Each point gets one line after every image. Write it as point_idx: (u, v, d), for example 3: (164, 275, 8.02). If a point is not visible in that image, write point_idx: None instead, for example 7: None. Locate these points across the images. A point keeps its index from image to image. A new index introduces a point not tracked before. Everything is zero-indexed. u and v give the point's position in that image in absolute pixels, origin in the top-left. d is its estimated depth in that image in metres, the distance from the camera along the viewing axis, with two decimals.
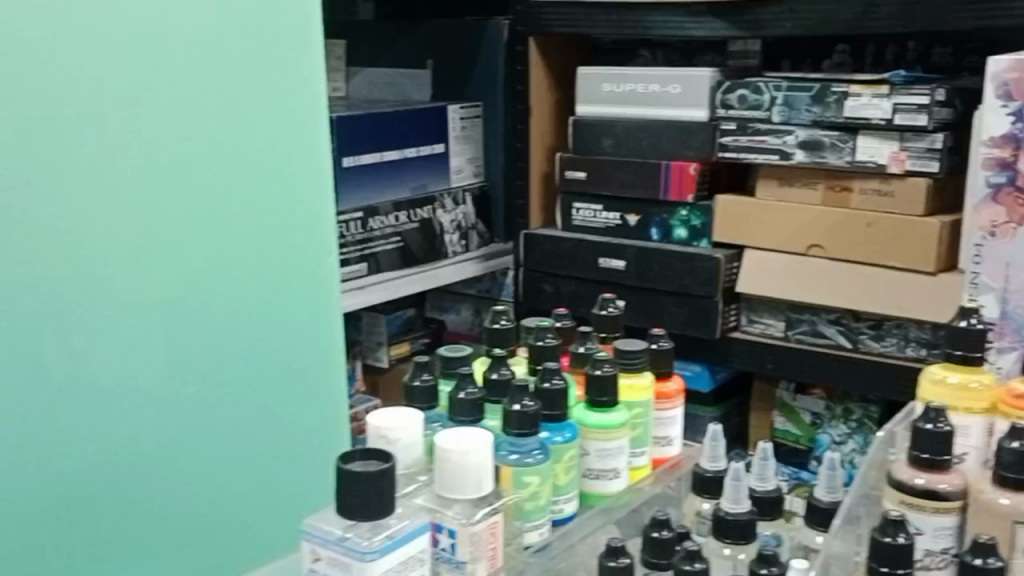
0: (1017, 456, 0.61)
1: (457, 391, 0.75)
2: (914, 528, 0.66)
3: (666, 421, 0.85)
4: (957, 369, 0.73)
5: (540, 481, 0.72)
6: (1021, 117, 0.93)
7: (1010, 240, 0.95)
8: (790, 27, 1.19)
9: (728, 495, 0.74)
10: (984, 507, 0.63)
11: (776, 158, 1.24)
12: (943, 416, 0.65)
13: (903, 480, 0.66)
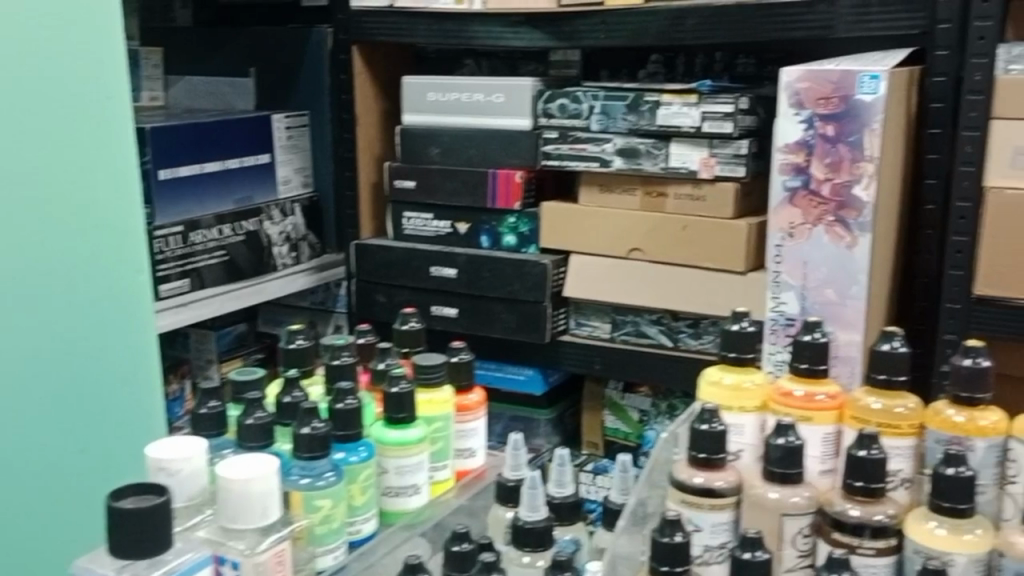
0: (782, 451, 0.72)
1: (246, 418, 0.80)
2: (695, 525, 0.75)
3: (465, 434, 0.95)
4: (732, 369, 0.83)
5: (331, 503, 0.78)
6: (811, 124, 1.00)
7: (805, 239, 1.02)
8: (602, 38, 1.23)
9: (525, 503, 0.79)
10: (757, 503, 0.74)
11: (596, 165, 1.27)
12: (717, 417, 0.75)
13: (683, 480, 0.75)
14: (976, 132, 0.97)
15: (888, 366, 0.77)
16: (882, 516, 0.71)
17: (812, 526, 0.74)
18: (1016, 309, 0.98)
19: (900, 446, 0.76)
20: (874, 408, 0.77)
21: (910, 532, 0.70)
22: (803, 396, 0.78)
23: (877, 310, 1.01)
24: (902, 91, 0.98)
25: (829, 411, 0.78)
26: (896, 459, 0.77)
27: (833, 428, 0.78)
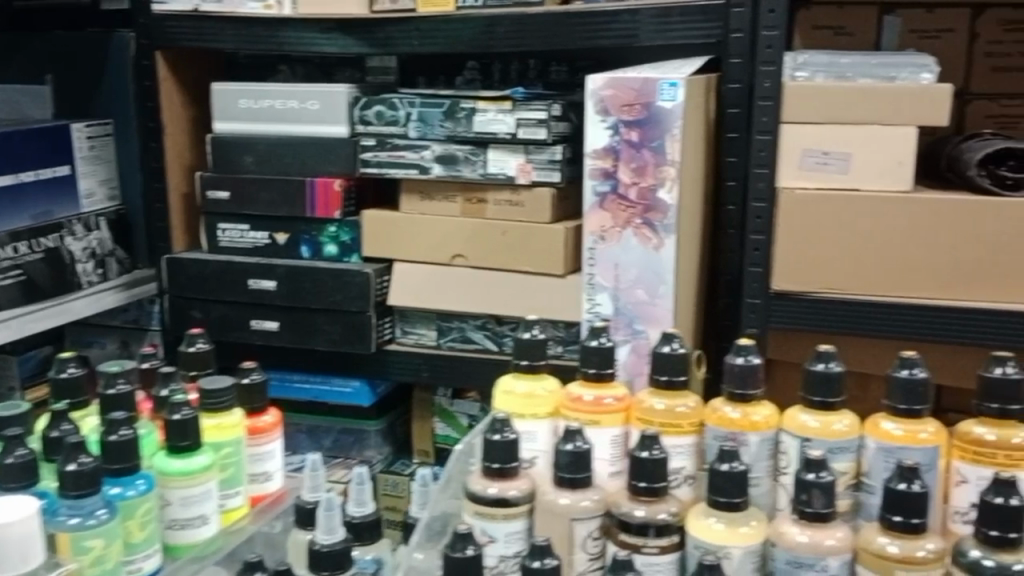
0: (571, 456, 0.78)
1: (5, 456, 0.77)
2: (489, 536, 0.79)
3: (262, 458, 0.96)
4: (523, 376, 0.90)
5: (104, 543, 0.75)
6: (617, 130, 1.03)
7: (616, 242, 1.05)
8: (416, 44, 1.23)
9: (322, 526, 0.81)
10: (546, 509, 0.80)
11: (415, 172, 1.27)
12: (508, 426, 0.79)
13: (478, 491, 0.80)
14: (767, 136, 1.03)
15: (668, 366, 0.85)
16: (665, 514, 0.77)
17: (601, 528, 0.80)
18: (809, 302, 1.03)
19: (681, 444, 0.84)
20: (656, 409, 0.84)
21: (695, 532, 0.76)
22: (592, 401, 0.85)
23: (683, 310, 1.06)
24: (700, 98, 1.03)
25: (616, 413, 0.85)
26: (678, 455, 0.84)
27: (620, 429, 0.85)
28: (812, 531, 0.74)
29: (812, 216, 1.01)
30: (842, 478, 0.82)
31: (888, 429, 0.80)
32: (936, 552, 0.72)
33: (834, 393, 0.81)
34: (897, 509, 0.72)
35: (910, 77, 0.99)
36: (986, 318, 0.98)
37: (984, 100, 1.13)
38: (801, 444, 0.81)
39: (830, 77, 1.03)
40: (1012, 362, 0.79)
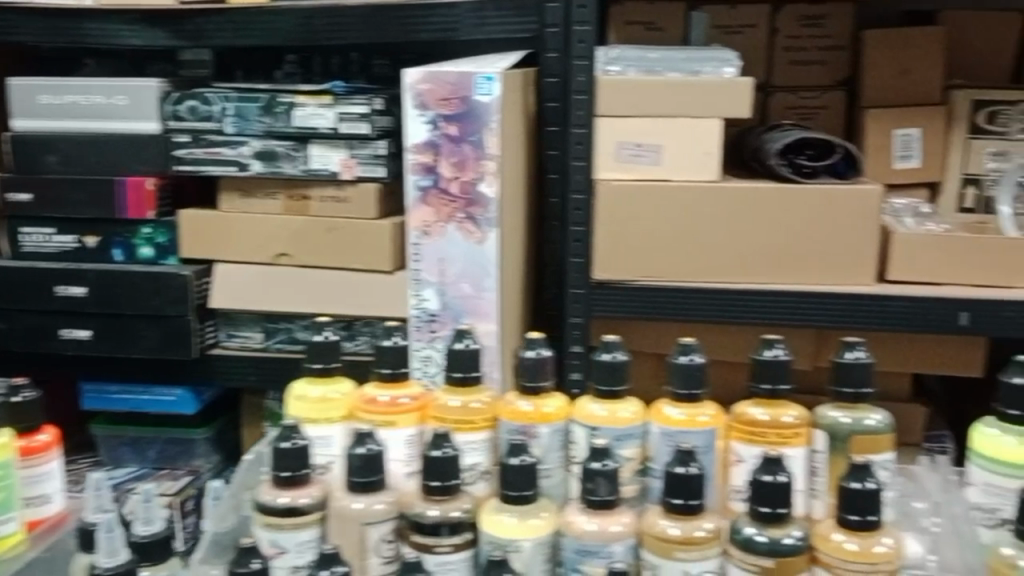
0: (363, 459, 0.80)
1: None
2: (280, 547, 0.80)
3: (39, 479, 0.94)
4: (317, 380, 0.90)
5: None
6: (436, 124, 1.02)
7: (439, 237, 1.05)
8: (229, 37, 1.19)
9: (104, 549, 0.82)
10: (339, 513, 0.82)
11: (234, 169, 1.22)
12: (299, 433, 0.81)
13: (268, 501, 0.80)
14: (583, 129, 1.04)
15: (463, 364, 0.87)
16: (458, 512, 0.80)
17: (395, 531, 0.82)
18: (630, 289, 1.06)
19: (475, 440, 0.86)
20: (452, 407, 0.86)
21: (489, 527, 0.79)
22: (387, 402, 0.87)
23: (507, 302, 1.07)
24: (517, 93, 1.05)
25: (411, 412, 0.87)
26: (472, 452, 0.86)
27: (415, 429, 0.87)
28: (600, 519, 0.78)
29: (627, 207, 1.04)
30: (629, 463, 0.85)
31: (670, 414, 0.84)
32: (713, 531, 0.76)
33: (619, 382, 0.85)
34: (677, 492, 0.75)
35: (714, 72, 1.04)
36: (760, 299, 1.03)
37: (783, 93, 1.19)
38: (589, 433, 0.85)
39: (641, 71, 1.05)
40: (782, 344, 0.83)
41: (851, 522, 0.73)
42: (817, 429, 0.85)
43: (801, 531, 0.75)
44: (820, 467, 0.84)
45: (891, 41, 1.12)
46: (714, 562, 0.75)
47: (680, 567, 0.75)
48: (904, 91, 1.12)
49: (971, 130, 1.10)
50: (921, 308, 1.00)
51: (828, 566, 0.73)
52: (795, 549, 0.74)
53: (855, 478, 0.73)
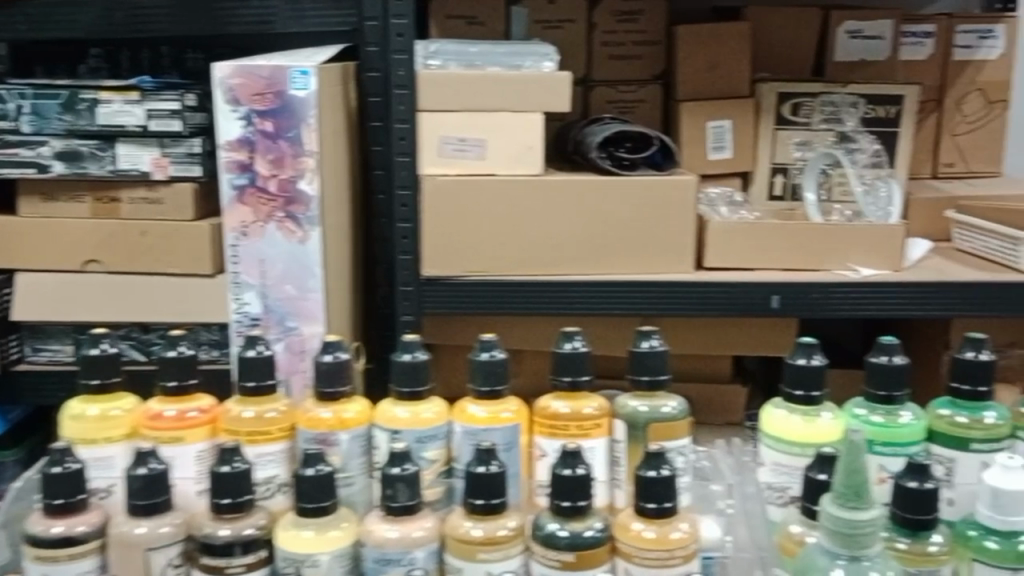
0: (142, 481, 0.74)
1: None
2: None
3: None
4: (95, 397, 0.84)
5: None
6: (250, 121, 0.98)
7: (259, 238, 1.00)
8: (24, 29, 1.10)
9: None
10: (121, 540, 0.75)
11: (33, 171, 1.14)
12: (70, 456, 0.75)
13: (39, 531, 0.75)
14: (406, 124, 1.02)
15: (256, 372, 0.81)
16: (251, 529, 0.75)
17: (182, 554, 0.76)
18: (459, 285, 1.05)
19: (270, 452, 0.81)
20: (244, 418, 0.81)
21: (288, 545, 0.75)
22: (174, 416, 0.81)
23: (334, 304, 1.04)
24: (335, 88, 1.03)
25: (201, 426, 0.82)
26: (266, 465, 0.81)
27: (205, 443, 0.82)
28: (400, 525, 0.74)
29: (452, 201, 1.03)
30: (432, 466, 0.81)
31: (472, 413, 0.80)
32: (517, 528, 0.73)
33: (422, 382, 0.81)
34: (479, 493, 0.72)
35: (534, 66, 1.04)
36: (584, 292, 1.05)
37: (603, 87, 1.21)
38: (391, 436, 0.80)
39: (461, 64, 1.05)
40: (580, 335, 0.81)
41: (648, 510, 0.71)
42: (616, 419, 0.81)
43: (601, 522, 0.72)
44: (621, 457, 0.81)
45: (703, 35, 1.15)
46: (516, 561, 0.73)
47: (483, 569, 0.72)
48: (715, 85, 1.16)
49: (778, 121, 1.16)
50: (736, 293, 1.04)
51: (627, 556, 0.71)
52: (597, 540, 0.71)
53: (650, 466, 0.71)
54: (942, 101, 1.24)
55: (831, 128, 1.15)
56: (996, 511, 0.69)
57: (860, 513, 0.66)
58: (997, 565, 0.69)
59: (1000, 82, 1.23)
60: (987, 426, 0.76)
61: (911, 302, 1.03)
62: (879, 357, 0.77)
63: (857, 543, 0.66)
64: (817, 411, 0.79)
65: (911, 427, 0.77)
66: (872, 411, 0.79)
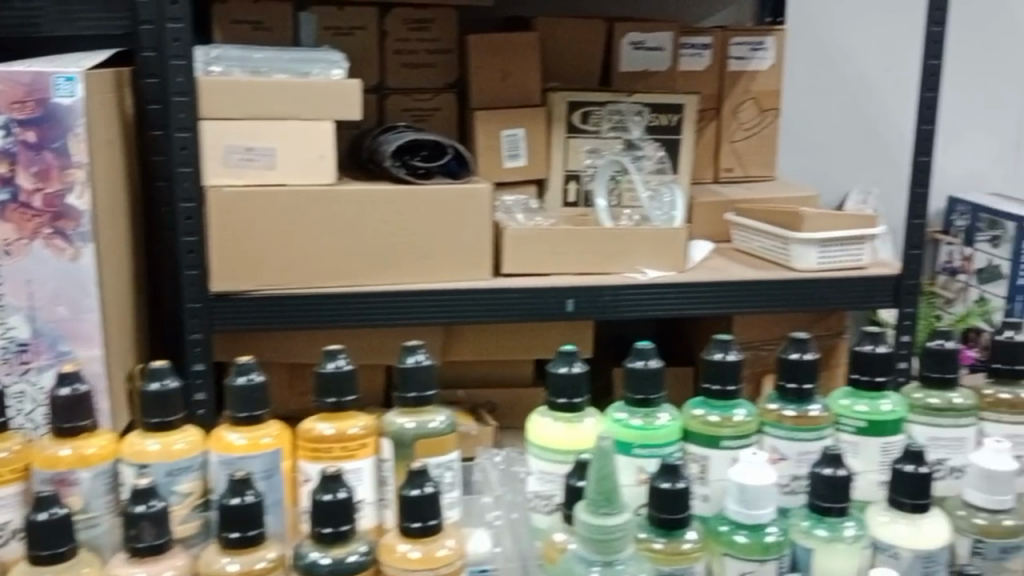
0: None
1: None
2: None
3: None
4: None
5: None
6: (9, 129, 0.90)
7: (24, 257, 0.92)
8: None
9: None
10: None
11: None
12: None
13: None
14: (187, 133, 0.96)
15: None
16: None
17: None
18: (251, 301, 1.01)
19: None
20: None
21: None
22: None
23: (113, 329, 0.98)
24: (106, 95, 0.96)
25: None
26: None
27: None
28: (147, 566, 0.63)
29: (241, 214, 0.99)
30: (187, 500, 0.71)
31: (230, 440, 0.72)
32: (276, 560, 0.64)
33: (173, 411, 0.72)
34: (233, 524, 0.63)
35: (322, 73, 1.01)
36: (383, 300, 1.03)
37: (398, 95, 1.20)
38: (138, 472, 0.71)
39: (245, 72, 1.01)
40: (345, 353, 0.74)
41: (412, 529, 0.64)
42: (384, 437, 0.75)
43: (365, 545, 0.65)
44: (388, 476, 0.75)
45: (492, 45, 1.16)
46: None
47: None
48: (508, 93, 1.17)
49: (569, 130, 1.18)
50: (532, 298, 1.06)
51: None
52: (360, 566, 0.64)
53: (414, 485, 0.64)
54: (720, 110, 1.31)
55: (619, 136, 1.19)
56: (742, 505, 0.67)
57: (610, 519, 0.63)
58: (747, 558, 0.67)
59: (771, 92, 1.31)
60: (738, 423, 0.73)
61: (695, 301, 1.09)
62: (634, 361, 0.73)
63: (611, 547, 0.63)
64: (580, 418, 0.74)
65: (667, 428, 0.73)
66: (631, 414, 0.74)
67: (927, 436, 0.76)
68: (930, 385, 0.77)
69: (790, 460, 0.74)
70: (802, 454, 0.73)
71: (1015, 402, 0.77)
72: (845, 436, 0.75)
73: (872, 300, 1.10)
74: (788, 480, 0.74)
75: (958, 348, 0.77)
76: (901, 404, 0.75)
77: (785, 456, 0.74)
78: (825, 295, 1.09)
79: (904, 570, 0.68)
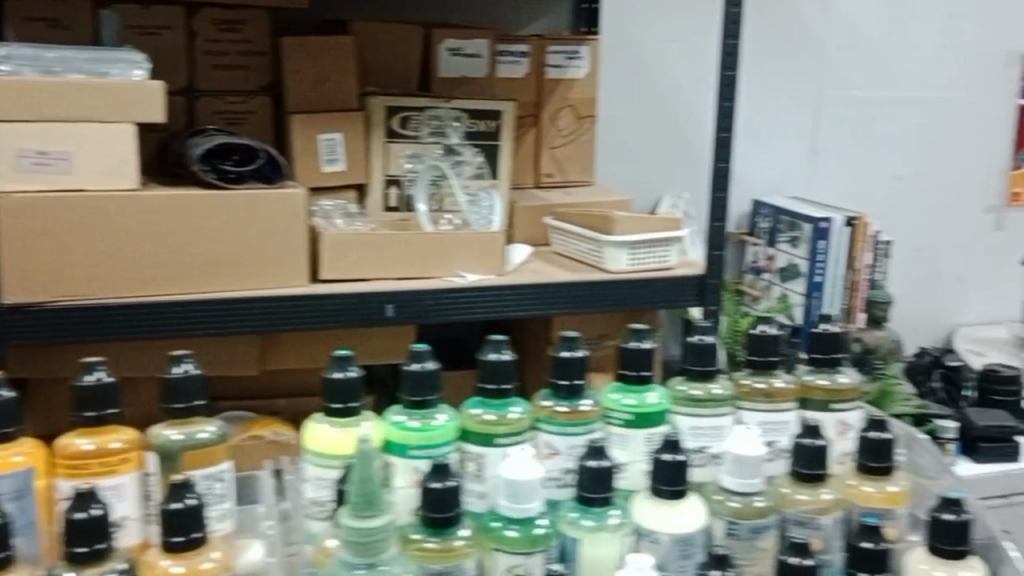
0: None
1: None
2: None
3: None
4: None
5: None
6: None
7: None
8: None
9: None
10: None
11: None
12: None
13: None
14: None
15: None
16: None
17: None
18: (47, 313, 0.96)
19: None
20: None
21: None
22: None
23: None
24: None
25: None
26: None
27: None
28: None
29: (36, 222, 0.94)
30: None
31: None
32: None
33: None
34: None
35: (122, 74, 0.97)
36: (193, 308, 1.00)
37: (209, 98, 1.16)
38: None
39: (37, 71, 0.95)
40: (104, 368, 0.80)
41: (175, 544, 0.72)
42: (150, 451, 0.82)
43: (122, 563, 0.71)
44: (153, 490, 0.82)
45: (306, 47, 1.15)
46: None
47: None
48: (324, 97, 1.15)
49: (388, 134, 1.18)
50: (349, 303, 1.05)
51: None
52: None
53: (175, 498, 0.72)
54: (539, 117, 1.34)
55: (438, 141, 1.20)
56: (511, 500, 0.77)
57: (368, 521, 0.74)
58: (516, 551, 0.77)
59: (587, 100, 1.35)
60: (511, 422, 0.84)
61: (514, 304, 1.10)
62: (410, 365, 0.82)
63: (371, 549, 0.74)
64: (356, 421, 0.83)
65: (442, 428, 0.82)
66: (409, 416, 0.83)
67: (690, 425, 0.87)
68: (693, 376, 0.90)
69: (562, 454, 0.85)
70: (571, 448, 0.85)
71: (769, 390, 0.90)
72: (615, 428, 0.86)
73: (679, 299, 1.15)
74: (558, 473, 0.85)
75: (714, 343, 0.90)
76: (666, 396, 0.88)
77: (558, 451, 0.85)
78: (638, 293, 1.13)
79: (663, 555, 0.79)
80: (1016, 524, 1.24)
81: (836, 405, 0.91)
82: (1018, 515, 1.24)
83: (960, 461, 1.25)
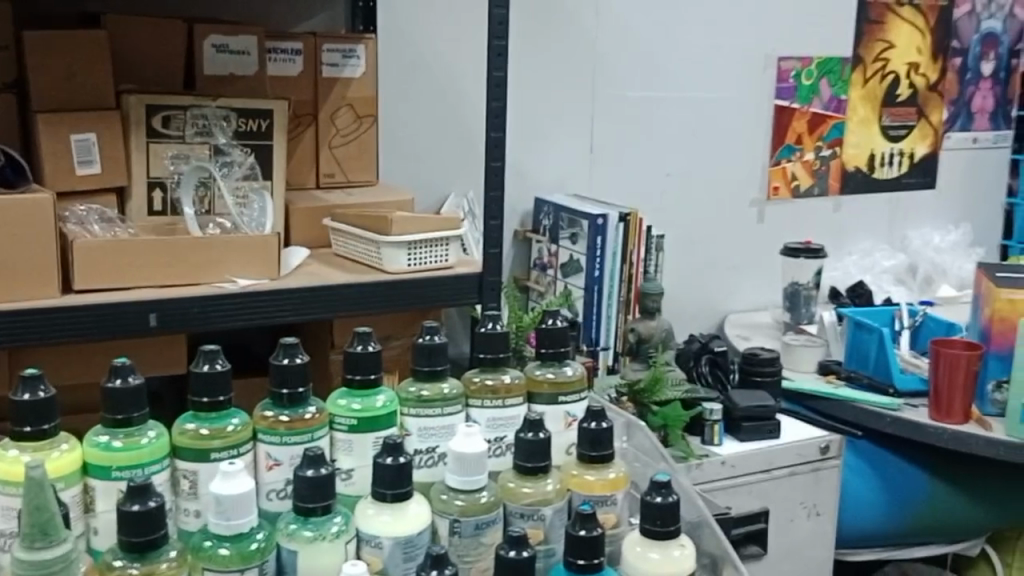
0: None
1: None
2: None
3: None
4: None
5: None
6: None
7: None
8: None
9: None
10: None
11: None
12: None
13: None
14: None
15: None
16: None
17: None
18: None
19: None
20: None
21: None
22: None
23: None
24: None
25: None
26: None
27: None
28: None
29: None
30: None
31: None
32: None
33: None
34: None
35: None
36: None
37: None
38: None
39: None
40: None
41: None
42: None
43: None
44: None
45: (52, 43, 1.07)
46: None
47: None
48: (75, 97, 1.08)
49: (150, 134, 1.11)
50: (109, 314, 0.99)
51: None
52: None
53: None
54: (316, 116, 1.31)
55: (205, 141, 1.14)
56: (221, 516, 0.76)
57: (45, 553, 0.73)
58: (227, 569, 0.76)
59: (365, 99, 1.34)
60: (227, 434, 0.82)
61: (284, 308, 1.07)
62: (111, 380, 0.79)
63: None
64: (52, 444, 0.79)
65: (150, 446, 0.80)
66: (113, 436, 0.80)
67: (418, 426, 0.88)
68: (422, 377, 0.90)
69: (284, 464, 0.84)
70: (292, 458, 0.84)
71: (496, 387, 0.91)
72: (340, 434, 0.86)
73: (458, 297, 1.15)
74: (279, 485, 0.84)
75: (444, 343, 0.89)
76: (393, 398, 0.88)
77: (279, 461, 0.84)
78: (415, 292, 1.13)
79: (386, 559, 0.80)
80: (774, 496, 1.35)
81: (563, 398, 0.93)
82: (777, 487, 1.35)
83: (724, 441, 1.34)
